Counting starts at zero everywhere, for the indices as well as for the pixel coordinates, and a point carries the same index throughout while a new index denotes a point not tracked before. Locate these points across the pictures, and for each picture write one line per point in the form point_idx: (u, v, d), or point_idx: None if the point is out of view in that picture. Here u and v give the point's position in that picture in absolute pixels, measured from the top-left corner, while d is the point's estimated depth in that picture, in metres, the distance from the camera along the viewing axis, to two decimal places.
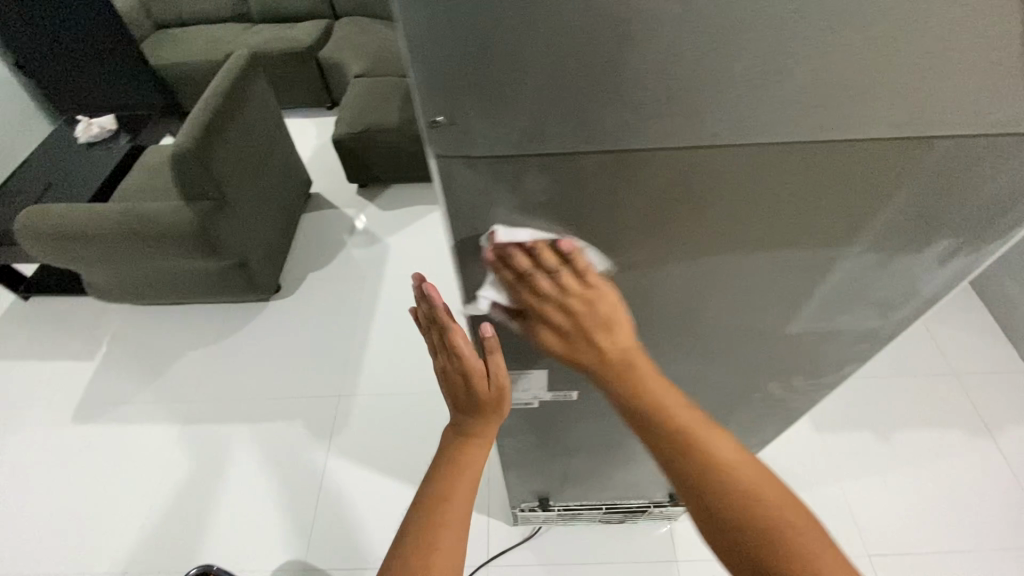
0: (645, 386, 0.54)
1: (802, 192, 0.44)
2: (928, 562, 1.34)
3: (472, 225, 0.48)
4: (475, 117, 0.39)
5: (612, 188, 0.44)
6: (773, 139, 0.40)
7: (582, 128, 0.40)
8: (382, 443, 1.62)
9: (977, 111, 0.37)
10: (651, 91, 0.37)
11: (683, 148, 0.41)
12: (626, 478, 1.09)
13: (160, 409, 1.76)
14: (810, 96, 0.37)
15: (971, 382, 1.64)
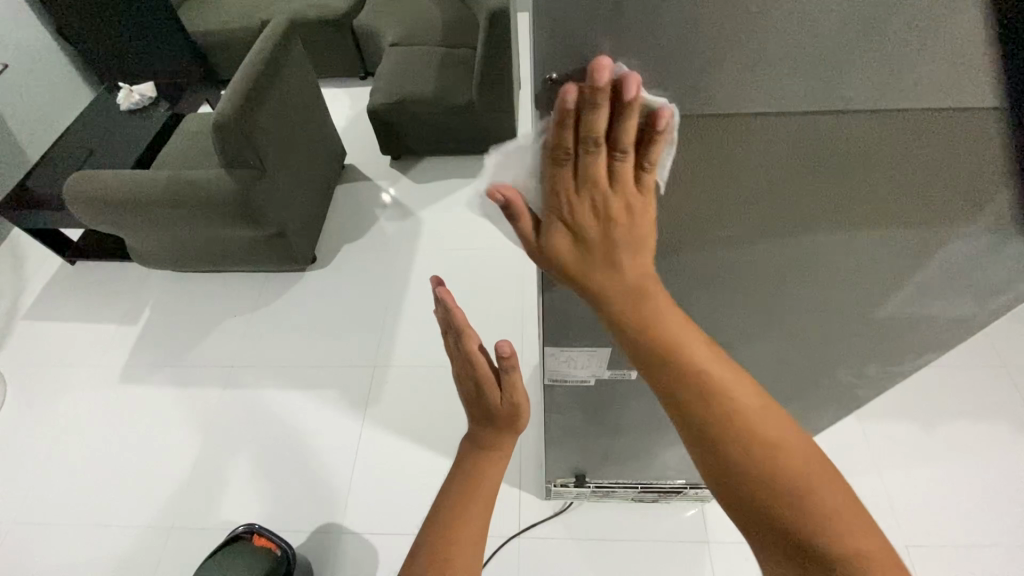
0: (667, 323, 0.50)
1: (928, 165, 0.42)
2: (967, 554, 1.31)
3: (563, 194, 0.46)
4: (587, 70, 0.37)
5: (719, 154, 0.42)
6: (916, 102, 0.37)
7: (703, 86, 0.38)
8: (415, 414, 1.64)
9: None
10: (788, 45, 0.35)
11: (810, 113, 0.38)
12: (667, 459, 1.08)
13: (202, 373, 1.82)
14: (968, 51, 0.34)
15: (1021, 374, 1.57)
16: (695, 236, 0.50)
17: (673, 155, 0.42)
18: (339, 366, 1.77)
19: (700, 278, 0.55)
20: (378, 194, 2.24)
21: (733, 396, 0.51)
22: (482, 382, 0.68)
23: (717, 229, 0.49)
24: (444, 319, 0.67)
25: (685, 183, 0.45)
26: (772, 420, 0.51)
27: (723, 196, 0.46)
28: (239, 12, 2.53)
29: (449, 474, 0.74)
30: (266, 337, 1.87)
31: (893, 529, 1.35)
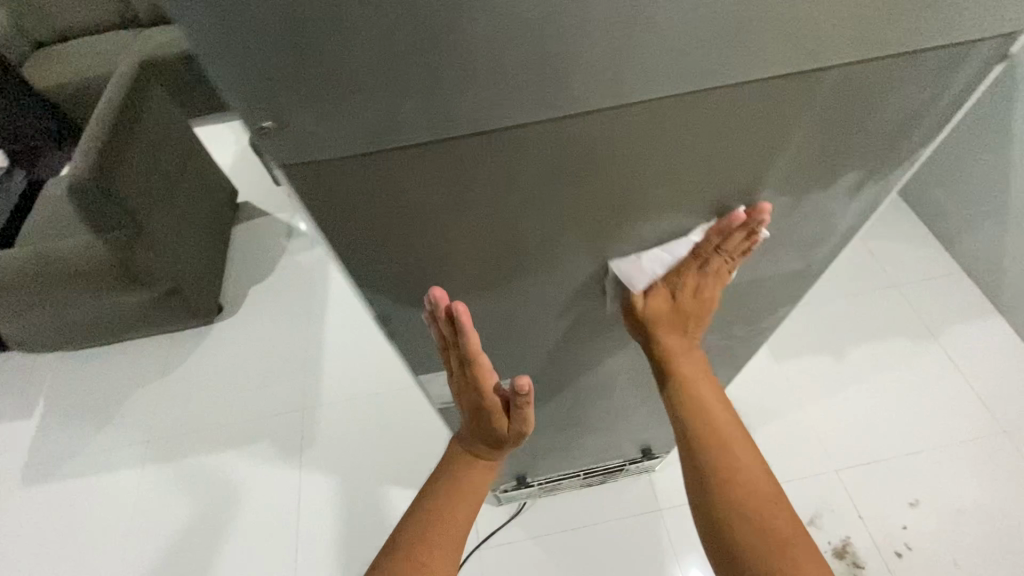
0: (695, 382, 0.67)
1: (682, 147, 0.45)
2: (887, 465, 1.42)
3: (357, 229, 0.47)
4: (306, 114, 0.37)
5: (485, 169, 0.44)
6: (643, 95, 0.40)
7: (435, 110, 0.38)
8: (355, 449, 1.58)
9: (841, 46, 0.39)
10: (499, 62, 0.36)
11: (552, 118, 0.40)
12: (597, 444, 1.09)
13: (119, 453, 1.67)
14: (696, 39, 0.37)
15: (911, 289, 1.71)
16: (507, 237, 0.52)
17: (439, 177, 0.44)
18: (268, 417, 1.67)
19: (531, 273, 0.58)
20: (280, 228, 2.14)
21: (737, 444, 0.64)
22: (488, 407, 0.67)
23: (522, 235, 0.51)
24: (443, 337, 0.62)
25: (468, 198, 0.46)
26: (763, 478, 0.62)
27: (512, 203, 0.48)
28: (91, 59, 2.32)
29: (433, 479, 0.76)
30: (184, 401, 1.74)
31: (823, 457, 1.45)
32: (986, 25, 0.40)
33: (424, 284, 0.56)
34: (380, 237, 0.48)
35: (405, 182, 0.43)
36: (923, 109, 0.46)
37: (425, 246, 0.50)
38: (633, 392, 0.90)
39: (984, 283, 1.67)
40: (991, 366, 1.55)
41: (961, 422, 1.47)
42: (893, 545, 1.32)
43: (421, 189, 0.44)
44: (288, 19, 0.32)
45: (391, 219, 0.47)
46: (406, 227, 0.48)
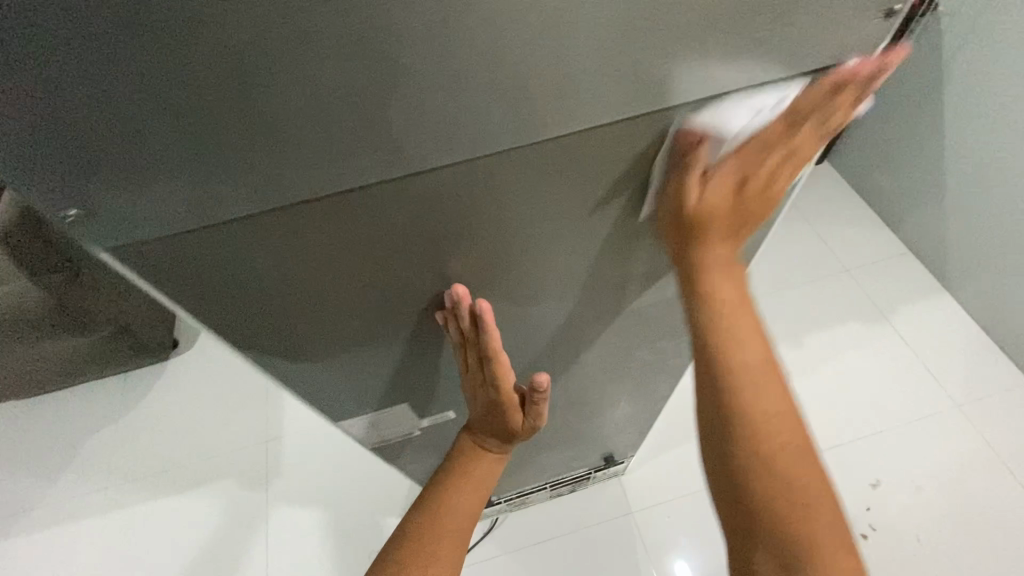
0: (732, 314, 0.54)
1: (532, 172, 0.45)
2: (847, 450, 1.45)
3: (215, 298, 0.46)
4: (112, 200, 0.36)
5: (334, 218, 0.42)
6: (474, 133, 0.39)
7: (260, 180, 0.37)
8: (322, 478, 1.55)
9: (680, 81, 0.40)
10: (307, 115, 0.34)
11: (393, 174, 0.40)
12: (555, 459, 1.08)
13: (75, 505, 1.60)
14: (535, 90, 0.37)
15: (861, 273, 1.75)
16: (393, 273, 0.51)
17: (287, 238, 0.43)
18: (230, 452, 1.63)
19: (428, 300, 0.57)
20: None
21: (772, 420, 0.54)
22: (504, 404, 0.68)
23: (403, 269, 0.51)
24: (462, 333, 0.61)
25: (328, 254, 0.46)
26: (793, 428, 0.55)
27: (379, 251, 0.47)
28: None
29: (439, 475, 0.74)
30: (142, 443, 1.68)
31: None
32: (802, 31, 0.40)
33: (320, 330, 0.55)
34: (250, 293, 0.47)
35: (251, 247, 0.43)
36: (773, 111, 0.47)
37: (302, 292, 0.49)
38: (577, 406, 0.89)
39: (931, 263, 1.72)
40: (941, 343, 1.60)
41: (916, 400, 1.51)
42: (859, 529, 1.35)
43: (273, 251, 0.44)
44: (47, 103, 0.30)
45: (252, 277, 0.45)
46: (274, 280, 0.47)
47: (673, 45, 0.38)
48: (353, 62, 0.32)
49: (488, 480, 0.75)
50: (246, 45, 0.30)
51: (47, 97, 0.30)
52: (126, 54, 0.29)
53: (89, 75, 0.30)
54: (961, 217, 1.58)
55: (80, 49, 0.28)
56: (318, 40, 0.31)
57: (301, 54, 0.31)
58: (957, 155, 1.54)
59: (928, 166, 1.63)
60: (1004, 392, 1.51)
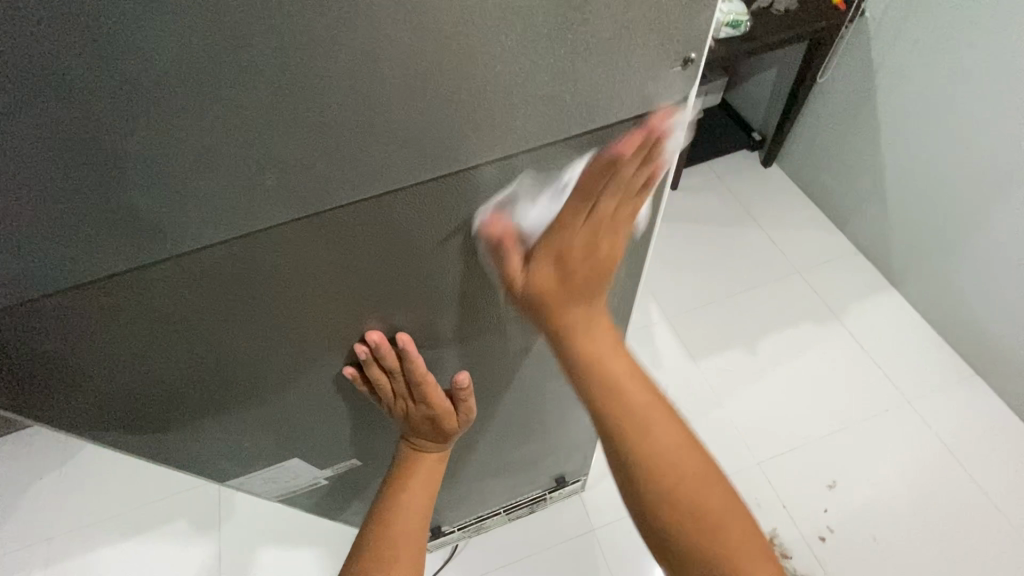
0: (610, 369, 0.53)
1: (372, 247, 0.39)
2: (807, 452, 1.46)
3: (33, 391, 0.40)
4: None
5: (132, 306, 0.36)
6: (275, 209, 0.33)
7: (28, 270, 0.32)
8: (277, 514, 1.50)
9: (534, 130, 0.34)
10: (37, 194, 0.28)
11: (201, 248, 0.34)
12: (499, 487, 1.05)
13: (14, 560, 1.51)
14: (344, 150, 0.31)
15: (812, 273, 1.77)
16: (236, 356, 0.44)
17: (94, 325, 0.37)
18: (181, 493, 1.56)
19: (293, 380, 0.50)
20: None
21: (661, 437, 0.53)
22: (437, 417, 0.60)
23: (245, 353, 0.44)
24: (377, 364, 0.51)
25: (156, 335, 0.40)
26: (692, 459, 0.54)
27: (221, 329, 0.41)
28: None
29: (381, 494, 0.66)
30: (85, 490, 1.60)
31: (746, 452, 1.47)
32: (670, 70, 0.34)
33: (170, 416, 0.48)
34: (52, 388, 0.40)
35: (54, 339, 0.36)
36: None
37: (125, 383, 0.42)
38: (507, 441, 0.86)
39: (876, 260, 1.75)
40: (891, 339, 1.63)
41: (869, 396, 1.53)
42: (817, 529, 1.36)
43: (84, 340, 0.37)
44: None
45: (48, 370, 0.39)
46: (83, 373, 0.40)
47: (512, 93, 0.31)
48: (75, 131, 0.27)
49: (433, 483, 0.67)
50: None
51: None
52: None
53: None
54: (905, 215, 1.61)
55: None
56: (19, 110, 0.25)
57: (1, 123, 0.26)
58: (898, 156, 1.56)
59: (871, 165, 1.65)
60: (950, 384, 1.54)
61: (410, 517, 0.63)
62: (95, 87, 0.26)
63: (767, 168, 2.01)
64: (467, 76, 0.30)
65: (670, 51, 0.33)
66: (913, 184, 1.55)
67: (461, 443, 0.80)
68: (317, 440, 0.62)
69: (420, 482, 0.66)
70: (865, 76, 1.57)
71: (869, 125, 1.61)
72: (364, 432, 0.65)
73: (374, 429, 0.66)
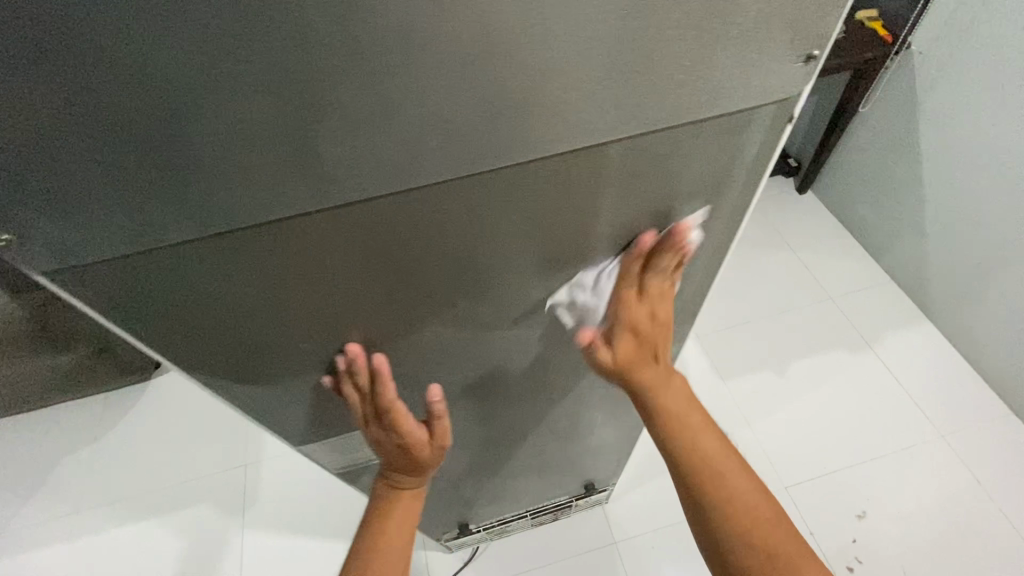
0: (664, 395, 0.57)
1: (491, 216, 0.41)
2: (837, 479, 1.44)
3: (164, 327, 0.42)
4: (39, 222, 0.32)
5: (270, 253, 0.39)
6: (419, 172, 0.35)
7: (196, 208, 0.34)
8: (302, 501, 1.52)
9: (666, 111, 0.36)
10: (228, 139, 0.31)
11: (346, 204, 0.36)
12: (532, 487, 1.06)
13: (47, 527, 1.55)
14: (493, 117, 0.33)
15: (846, 301, 1.76)
16: (340, 315, 0.47)
17: (230, 267, 0.39)
18: (210, 474, 1.59)
19: (384, 345, 0.52)
20: None
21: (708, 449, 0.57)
22: (410, 445, 0.61)
23: (351, 313, 0.46)
24: (348, 382, 0.55)
25: (280, 287, 0.42)
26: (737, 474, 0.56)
27: (337, 287, 0.43)
28: None
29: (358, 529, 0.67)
30: (115, 467, 1.63)
31: (773, 473, 1.46)
32: (797, 61, 0.35)
33: (268, 368, 0.51)
34: (179, 324, 0.43)
35: (195, 276, 0.39)
36: (749, 158, 0.42)
37: (240, 329, 0.45)
38: (551, 438, 0.88)
39: (912, 291, 1.74)
40: (924, 372, 1.60)
41: (902, 429, 1.51)
42: (844, 559, 1.33)
43: (217, 281, 0.40)
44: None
45: (181, 305, 0.41)
46: (204, 316, 0.43)
47: (657, 71, 0.33)
48: (275, 84, 0.29)
49: (412, 517, 0.68)
50: (127, 60, 0.26)
51: None
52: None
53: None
54: (944, 249, 1.59)
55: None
56: (239, 59, 0.27)
57: (217, 69, 0.28)
58: (938, 190, 1.56)
59: (911, 197, 1.65)
60: (986, 421, 1.51)
61: (394, 552, 0.64)
62: (306, 44, 0.27)
63: (802, 195, 2.02)
64: (620, 52, 0.31)
65: (797, 46, 0.34)
66: (954, 218, 1.54)
67: (509, 435, 0.82)
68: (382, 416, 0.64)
69: (403, 516, 0.66)
70: (909, 109, 1.58)
71: (911, 156, 1.61)
72: (424, 413, 0.67)
73: (434, 411, 0.68)
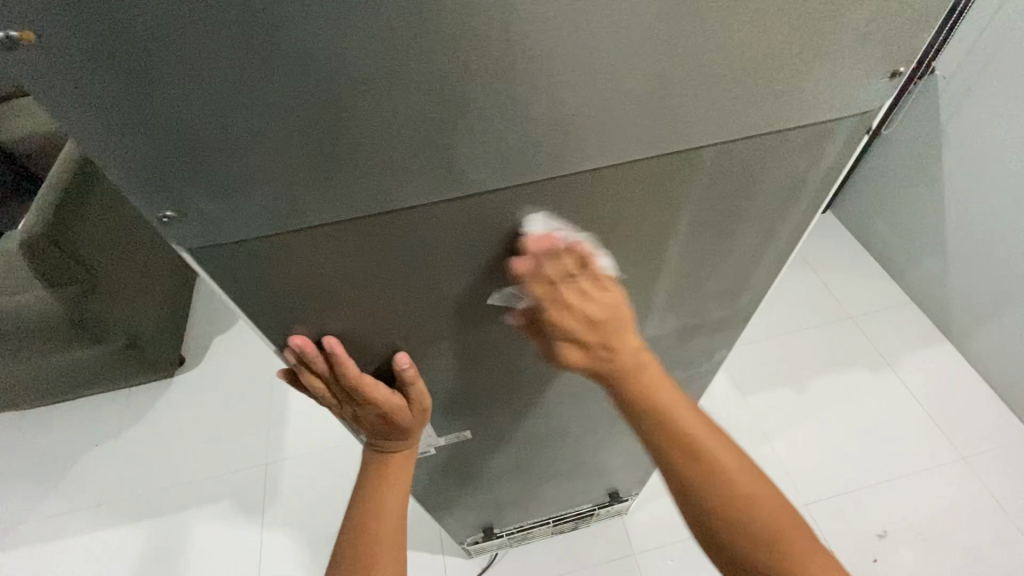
0: (652, 386, 0.47)
1: (613, 215, 0.41)
2: (859, 498, 1.44)
3: (281, 322, 0.42)
4: (205, 203, 0.32)
5: (402, 243, 0.38)
6: (561, 165, 0.36)
7: (347, 196, 0.34)
8: (322, 500, 1.53)
9: (801, 112, 0.36)
10: (397, 127, 0.31)
11: (487, 194, 0.36)
12: (561, 492, 1.07)
13: (68, 521, 1.56)
14: (640, 115, 0.34)
15: (865, 320, 1.77)
16: (432, 307, 0.46)
17: (359, 257, 0.38)
18: (231, 471, 1.60)
19: (466, 346, 0.52)
20: None
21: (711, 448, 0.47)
22: (390, 419, 0.52)
23: (447, 305, 0.46)
24: (307, 369, 0.46)
25: (400, 279, 0.42)
26: (740, 469, 0.48)
27: (451, 280, 0.43)
28: None
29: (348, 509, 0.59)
30: (137, 462, 1.65)
31: (794, 490, 1.46)
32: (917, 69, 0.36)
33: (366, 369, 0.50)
34: (300, 317, 0.42)
35: (326, 266, 0.38)
36: (825, 169, 0.42)
37: (337, 331, 0.44)
38: (588, 444, 0.88)
39: (933, 314, 1.74)
40: (946, 393, 1.60)
41: (926, 451, 1.50)
42: None
43: (343, 271, 0.39)
44: (40, 88, 0.26)
45: (305, 299, 0.40)
46: (306, 312, 0.41)
47: (803, 73, 0.34)
48: (455, 74, 0.29)
49: (407, 485, 0.58)
50: (330, 44, 0.27)
51: (162, 77, 0.27)
52: (124, 36, 0.25)
53: (80, 59, 0.25)
54: (967, 272, 1.60)
55: (70, 26, 0.24)
56: (428, 49, 0.28)
57: (408, 59, 0.28)
58: (962, 214, 1.57)
59: (935, 220, 1.66)
60: (1009, 445, 1.50)
61: (389, 527, 0.56)
62: (488, 39, 0.28)
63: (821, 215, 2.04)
64: (775, 52, 0.32)
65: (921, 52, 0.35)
66: (977, 241, 1.55)
67: (551, 439, 0.82)
68: (441, 417, 0.65)
69: (397, 486, 0.57)
70: (934, 133, 1.59)
71: (935, 179, 1.63)
72: (478, 415, 0.68)
73: (489, 414, 0.68)
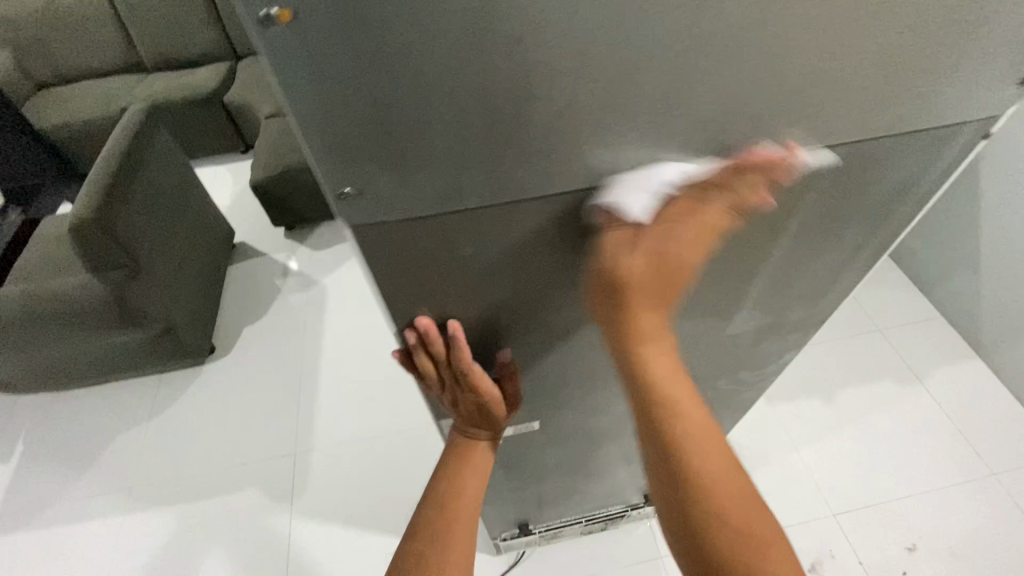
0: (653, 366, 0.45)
1: (738, 207, 0.42)
2: (886, 511, 1.43)
3: (405, 302, 0.43)
4: (382, 180, 0.33)
5: (539, 225, 0.40)
6: (707, 157, 0.37)
7: (506, 177, 0.35)
8: (350, 492, 1.54)
9: (938, 112, 0.37)
10: (572, 111, 0.32)
11: (633, 182, 0.38)
12: (602, 490, 1.07)
13: (101, 501, 1.58)
14: (792, 109, 0.35)
15: (894, 335, 1.77)
16: (542, 291, 0.47)
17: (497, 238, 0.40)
18: (261, 459, 1.62)
19: (560, 332, 0.53)
20: (273, 267, 2.10)
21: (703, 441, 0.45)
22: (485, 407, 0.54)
23: (560, 293, 0.47)
24: (424, 350, 0.47)
25: (526, 262, 0.43)
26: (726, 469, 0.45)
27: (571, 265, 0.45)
28: (96, 100, 2.32)
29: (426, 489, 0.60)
30: (169, 446, 1.67)
31: (822, 499, 1.46)
32: None
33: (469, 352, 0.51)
34: (430, 295, 0.43)
35: (467, 246, 0.40)
36: (936, 172, 0.43)
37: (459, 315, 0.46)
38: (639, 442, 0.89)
39: (964, 330, 1.74)
40: (975, 410, 1.60)
41: (955, 467, 1.50)
42: None
43: (479, 252, 0.40)
44: (277, 67, 0.27)
45: (439, 277, 0.42)
46: (434, 293, 0.43)
47: (948, 74, 0.35)
48: (637, 63, 0.30)
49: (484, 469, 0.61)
50: (535, 28, 0.28)
51: (381, 59, 0.28)
52: (359, 18, 0.26)
53: (318, 38, 0.26)
54: (999, 291, 1.59)
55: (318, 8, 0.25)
56: (618, 38, 0.29)
57: (600, 46, 0.29)
58: (995, 233, 1.57)
59: (967, 238, 1.66)
60: None
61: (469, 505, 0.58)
62: (673, 30, 0.29)
63: None
64: (929, 53, 0.33)
65: None
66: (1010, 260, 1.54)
67: (607, 435, 0.83)
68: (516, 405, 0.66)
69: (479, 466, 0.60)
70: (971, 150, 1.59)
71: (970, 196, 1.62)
72: (548, 407, 0.69)
73: (559, 406, 0.69)
